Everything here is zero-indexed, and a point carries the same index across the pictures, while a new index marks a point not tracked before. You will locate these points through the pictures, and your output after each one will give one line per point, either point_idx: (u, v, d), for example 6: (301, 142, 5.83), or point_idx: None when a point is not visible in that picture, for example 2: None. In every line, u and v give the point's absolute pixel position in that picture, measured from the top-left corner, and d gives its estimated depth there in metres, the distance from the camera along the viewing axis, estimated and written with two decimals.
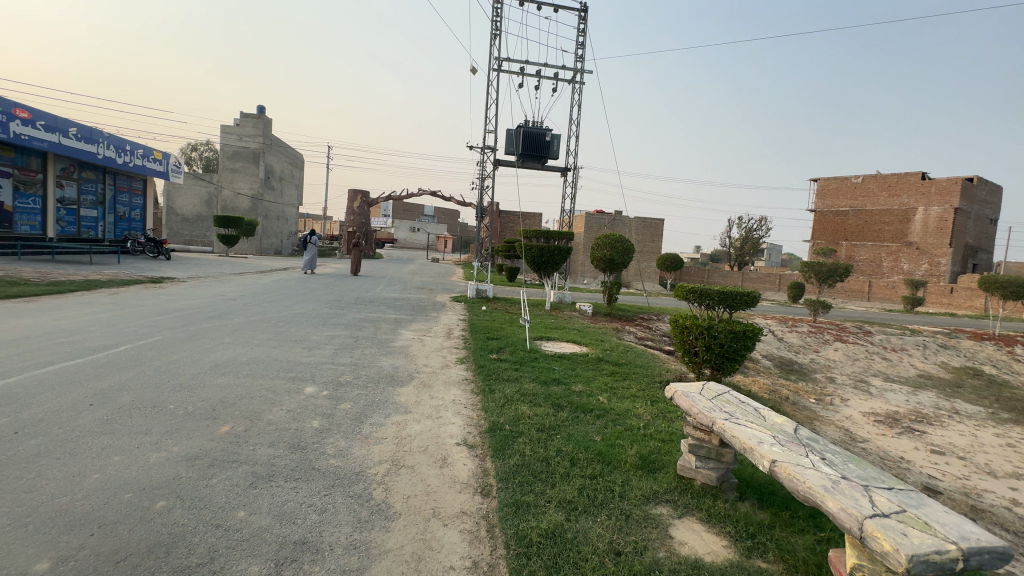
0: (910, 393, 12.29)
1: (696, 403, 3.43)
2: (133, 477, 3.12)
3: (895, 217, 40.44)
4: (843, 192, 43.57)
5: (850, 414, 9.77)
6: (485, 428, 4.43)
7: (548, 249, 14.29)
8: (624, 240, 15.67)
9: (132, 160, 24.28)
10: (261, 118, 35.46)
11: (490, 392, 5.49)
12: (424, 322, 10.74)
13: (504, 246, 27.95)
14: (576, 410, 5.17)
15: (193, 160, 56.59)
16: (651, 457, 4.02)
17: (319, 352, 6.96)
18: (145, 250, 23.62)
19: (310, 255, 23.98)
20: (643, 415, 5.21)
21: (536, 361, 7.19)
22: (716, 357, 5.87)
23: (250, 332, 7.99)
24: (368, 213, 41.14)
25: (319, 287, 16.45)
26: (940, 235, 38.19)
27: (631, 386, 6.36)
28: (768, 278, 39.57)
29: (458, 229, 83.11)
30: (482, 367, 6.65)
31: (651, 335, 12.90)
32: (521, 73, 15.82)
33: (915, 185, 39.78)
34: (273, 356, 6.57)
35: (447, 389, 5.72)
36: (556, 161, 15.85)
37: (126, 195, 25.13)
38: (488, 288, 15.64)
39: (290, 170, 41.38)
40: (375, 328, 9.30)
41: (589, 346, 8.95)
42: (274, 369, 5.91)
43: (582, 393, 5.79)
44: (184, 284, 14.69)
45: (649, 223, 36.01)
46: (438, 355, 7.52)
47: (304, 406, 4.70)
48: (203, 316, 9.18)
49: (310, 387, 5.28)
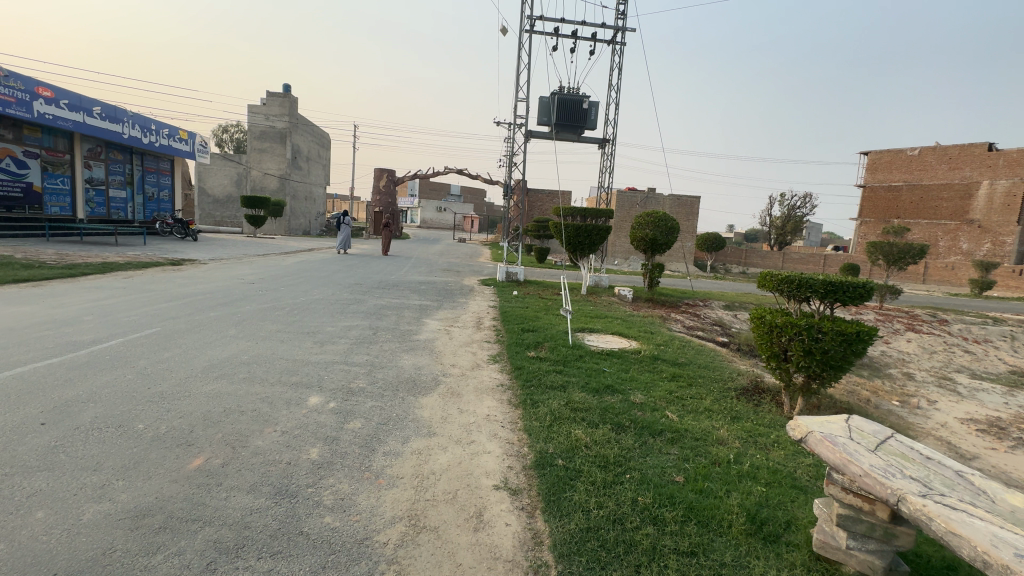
0: (1006, 393, 10.66)
1: (856, 458, 2.31)
2: (46, 553, 2.21)
3: (956, 191, 37.02)
4: (897, 165, 40.17)
5: (944, 422, 8.37)
6: (532, 462, 3.42)
7: (585, 228, 13.03)
8: (669, 218, 14.21)
9: (158, 140, 24.03)
10: (287, 96, 34.86)
11: (532, 406, 4.46)
12: (451, 309, 9.78)
13: (534, 225, 26.71)
14: (642, 432, 4.09)
15: (225, 142, 57.02)
16: (763, 514, 2.93)
17: (331, 349, 6.03)
18: (173, 231, 23.46)
19: (343, 234, 23.63)
20: (729, 440, 4.09)
21: (582, 361, 6.11)
22: (816, 365, 4.65)
23: (260, 322, 7.18)
24: (393, 192, 40.35)
25: (343, 270, 15.71)
26: (1007, 212, 34.73)
27: (701, 396, 5.19)
28: (811, 259, 37.16)
29: (485, 209, 82.01)
30: (521, 369, 5.61)
31: (700, 324, 11.60)
32: (556, 34, 14.40)
33: (979, 157, 36.18)
34: (280, 354, 5.68)
35: (479, 399, 4.70)
36: (593, 131, 14.47)
37: (154, 175, 24.97)
38: (519, 271, 14.56)
39: (316, 150, 40.96)
40: (398, 317, 8.39)
41: (640, 341, 7.75)
42: (278, 372, 5.01)
43: (645, 407, 4.69)
44: (205, 266, 14.15)
45: (685, 201, 33.96)
46: (467, 351, 6.50)
47: (304, 427, 3.75)
48: (215, 303, 8.44)
49: (315, 399, 4.35)
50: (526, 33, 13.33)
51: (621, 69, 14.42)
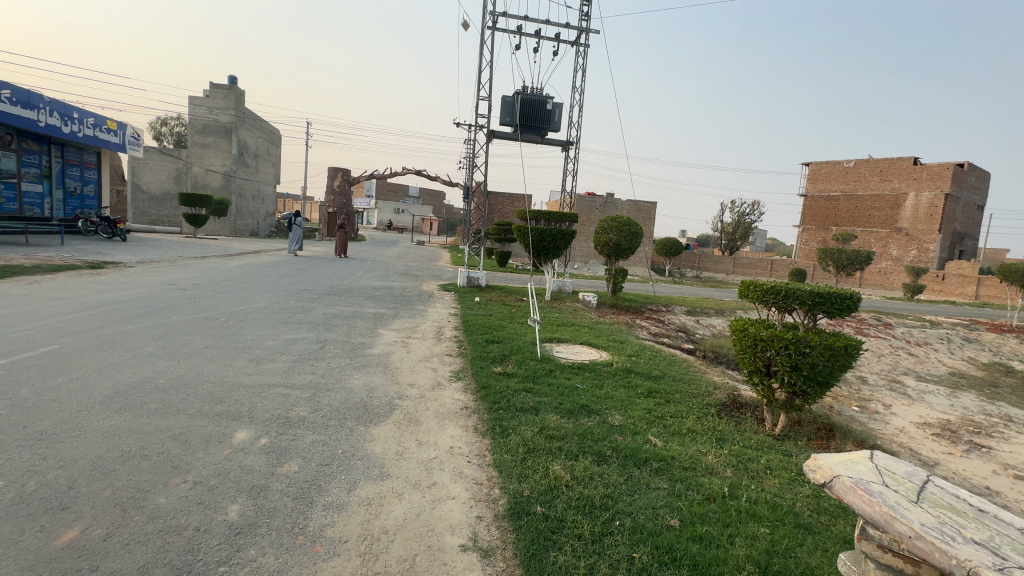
0: (950, 395, 11.11)
1: (908, 517, 1.92)
2: None
3: (886, 202, 39.61)
4: (835, 176, 42.60)
5: (903, 427, 8.52)
6: (505, 510, 2.90)
7: (549, 232, 12.65)
8: (632, 223, 14.06)
9: (81, 130, 21.78)
10: (233, 89, 32.82)
11: (502, 435, 3.93)
12: (409, 318, 9.08)
13: (495, 229, 26.22)
14: (626, 462, 3.66)
15: (164, 135, 53.31)
16: (774, 568, 2.52)
17: (268, 368, 5.25)
18: (99, 230, 21.29)
19: (296, 235, 22.34)
20: (718, 467, 3.71)
21: (553, 378, 5.64)
22: (803, 381, 4.38)
23: (186, 336, 6.26)
24: (348, 192, 38.80)
25: (291, 274, 14.60)
26: (930, 222, 37.48)
27: (681, 415, 4.82)
28: (760, 263, 38.51)
29: (445, 212, 81.07)
30: (488, 388, 5.06)
31: (665, 330, 11.44)
32: (518, 33, 14.00)
33: (906, 170, 38.87)
34: (207, 376, 4.87)
35: (441, 428, 4.11)
36: (556, 133, 14.17)
37: (78, 168, 22.65)
38: (480, 276, 14.01)
39: (266, 146, 38.84)
40: (350, 328, 7.63)
41: (611, 351, 7.38)
42: (202, 398, 4.24)
43: (626, 431, 4.27)
44: (131, 270, 12.70)
45: (642, 206, 34.52)
46: (427, 367, 5.88)
47: (224, 474, 3.05)
48: (134, 313, 7.38)
49: (243, 434, 3.64)
50: (488, 30, 12.82)
51: (584, 72, 14.18)
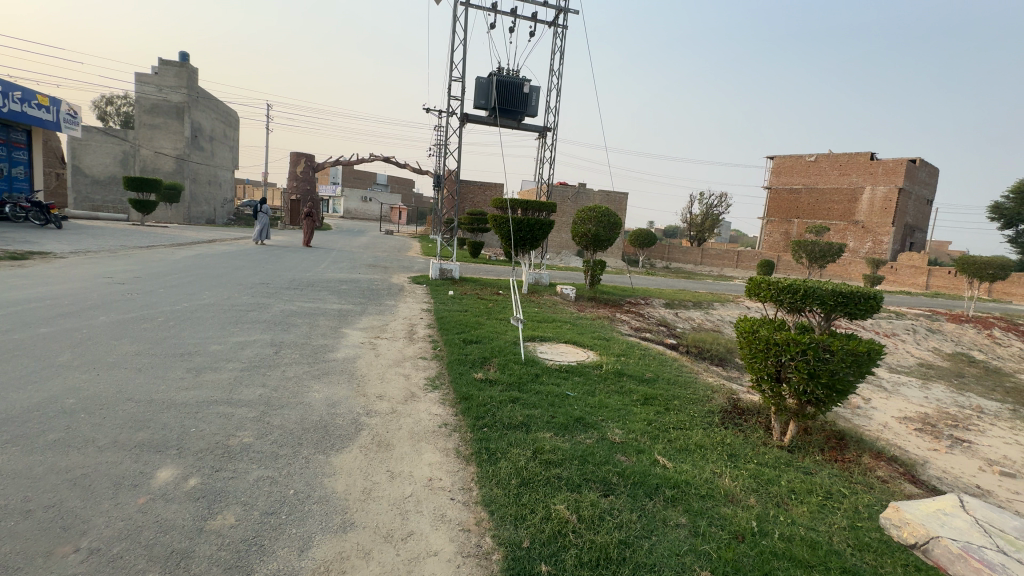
0: (922, 387, 11.24)
1: None
2: None
3: (845, 195, 40.85)
4: (797, 169, 43.59)
5: (886, 423, 8.42)
6: (501, 571, 2.33)
7: (527, 222, 12.05)
8: (611, 214, 13.61)
9: (7, 105, 19.60)
10: (184, 66, 30.53)
11: (491, 461, 3.34)
12: (377, 315, 8.32)
13: (467, 219, 25.42)
14: (637, 493, 3.14)
15: (109, 116, 49.61)
16: None
17: (210, 380, 4.48)
18: (30, 217, 19.29)
19: (263, 223, 21.22)
20: (739, 495, 3.23)
21: (540, 384, 5.07)
22: (821, 389, 3.95)
23: (113, 341, 5.35)
24: (312, 179, 36.99)
25: (247, 266, 13.46)
26: (885, 215, 38.92)
27: (685, 427, 4.37)
28: (727, 254, 38.86)
29: (414, 201, 79.49)
30: (470, 400, 4.44)
31: (646, 325, 11.08)
32: (493, 10, 13.20)
33: (863, 165, 40.10)
34: (131, 392, 4.05)
35: (416, 452, 3.49)
36: (533, 118, 13.51)
37: (4, 147, 20.45)
38: (453, 267, 13.28)
39: (222, 129, 36.52)
40: (311, 329, 6.84)
41: (599, 351, 6.86)
42: (122, 424, 3.46)
43: (628, 449, 3.77)
44: (60, 262, 11.31)
45: (614, 197, 34.38)
46: (397, 374, 5.21)
47: (132, 537, 2.34)
48: (53, 313, 6.35)
49: (167, 473, 2.91)
50: (461, 6, 11.98)
51: (562, 55, 13.53)
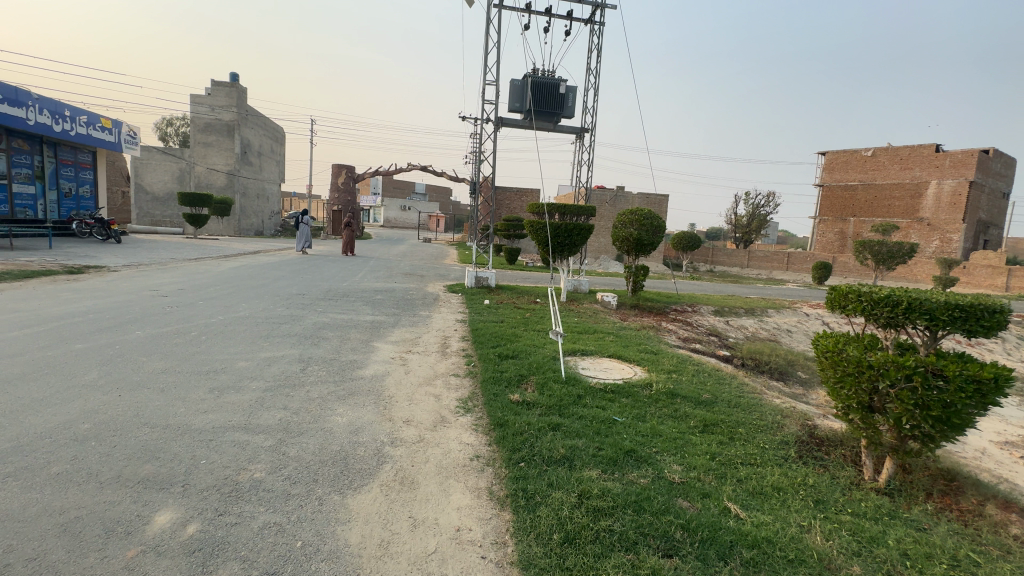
0: (1020, 404, 9.87)
1: None
2: None
3: (907, 191, 37.84)
4: (852, 165, 40.84)
5: (985, 448, 7.30)
6: None
7: (565, 228, 11.53)
8: (655, 216, 12.87)
9: (74, 129, 20.91)
10: (234, 85, 31.96)
11: (531, 509, 2.85)
12: (410, 326, 8.01)
13: (503, 225, 25.15)
14: (710, 557, 2.56)
15: (170, 136, 52.98)
16: None
17: (231, 402, 4.21)
18: (94, 232, 20.44)
19: (305, 233, 21.68)
20: (843, 565, 2.58)
21: (582, 408, 4.53)
22: (931, 424, 3.23)
23: (143, 358, 5.24)
24: (352, 189, 37.88)
25: (287, 276, 13.59)
26: (953, 211, 35.75)
27: (757, 463, 3.72)
28: (776, 256, 36.79)
29: (452, 209, 80.51)
30: (506, 427, 3.96)
31: (696, 335, 10.30)
32: (527, 10, 12.83)
33: (927, 158, 37.06)
34: (148, 416, 3.83)
35: (444, 492, 3.06)
36: (570, 119, 12.99)
37: (72, 168, 21.86)
38: (489, 275, 12.91)
39: (270, 145, 38.03)
40: (341, 343, 6.58)
41: (647, 367, 6.24)
42: (130, 454, 3.20)
43: (691, 492, 3.18)
44: (114, 275, 11.74)
45: (653, 199, 33.28)
46: (427, 395, 4.81)
47: None
48: (92, 328, 6.38)
49: (166, 517, 2.59)
50: (494, 8, 11.69)
51: (599, 52, 12.97)
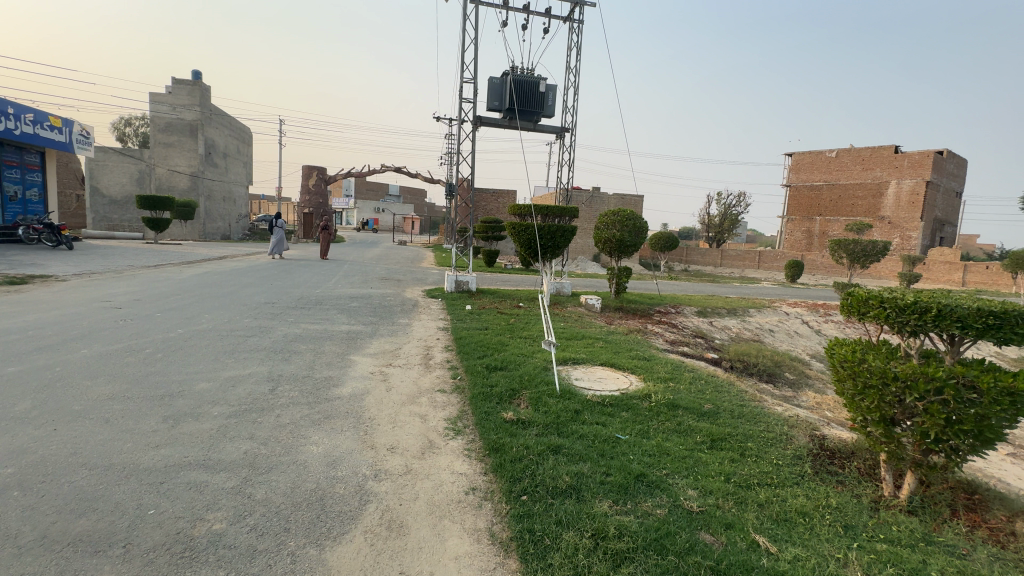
0: None
1: None
2: None
3: (869, 190, 39.10)
4: (818, 165, 42.02)
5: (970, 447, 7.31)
6: None
7: (548, 229, 11.24)
8: (637, 217, 12.68)
9: (19, 128, 19.51)
10: (197, 83, 30.53)
11: (542, 556, 2.48)
12: (390, 336, 7.52)
13: (480, 228, 24.75)
14: None
15: (128, 137, 50.53)
16: None
17: (188, 433, 3.70)
18: (43, 238, 19.07)
19: (276, 237, 20.84)
20: None
21: (581, 425, 4.19)
22: (962, 438, 3.02)
23: (87, 382, 4.64)
24: (324, 191, 36.80)
25: (256, 283, 12.87)
26: (912, 210, 37.16)
27: (774, 482, 3.45)
28: (748, 255, 37.52)
29: (426, 211, 79.56)
30: (502, 453, 3.58)
31: (682, 337, 10.14)
32: (505, 7, 12.49)
33: (887, 159, 38.40)
34: (88, 454, 3.29)
35: (440, 537, 2.66)
36: (550, 118, 12.71)
37: (18, 170, 20.39)
38: (470, 279, 12.51)
39: (236, 146, 36.59)
40: (315, 357, 6.07)
41: (642, 376, 5.95)
42: (62, 506, 2.69)
43: (713, 523, 2.87)
44: (62, 285, 10.83)
45: (629, 200, 33.45)
46: (412, 415, 4.39)
47: None
48: (30, 347, 5.71)
49: None
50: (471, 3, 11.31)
51: (579, 50, 12.71)
